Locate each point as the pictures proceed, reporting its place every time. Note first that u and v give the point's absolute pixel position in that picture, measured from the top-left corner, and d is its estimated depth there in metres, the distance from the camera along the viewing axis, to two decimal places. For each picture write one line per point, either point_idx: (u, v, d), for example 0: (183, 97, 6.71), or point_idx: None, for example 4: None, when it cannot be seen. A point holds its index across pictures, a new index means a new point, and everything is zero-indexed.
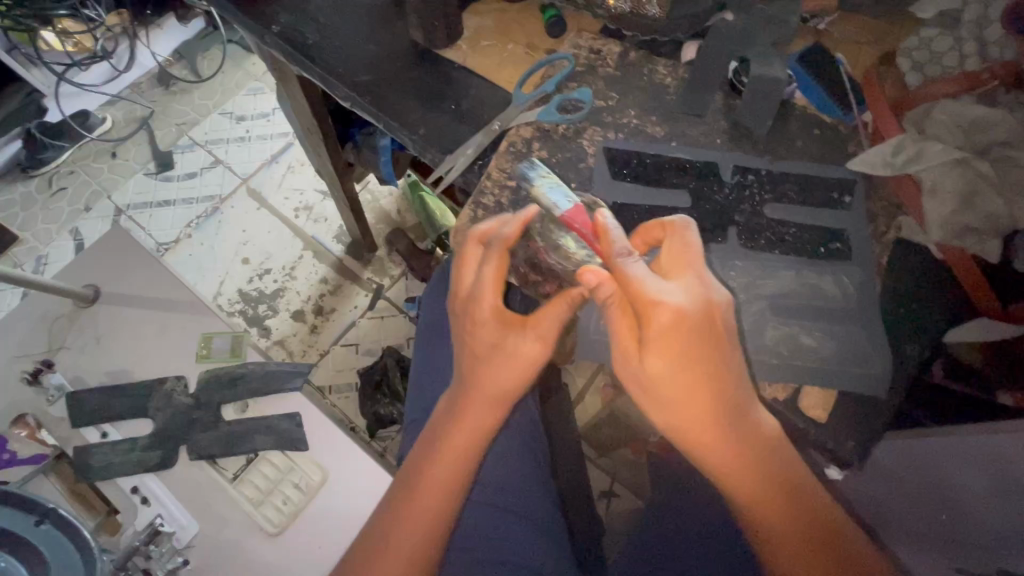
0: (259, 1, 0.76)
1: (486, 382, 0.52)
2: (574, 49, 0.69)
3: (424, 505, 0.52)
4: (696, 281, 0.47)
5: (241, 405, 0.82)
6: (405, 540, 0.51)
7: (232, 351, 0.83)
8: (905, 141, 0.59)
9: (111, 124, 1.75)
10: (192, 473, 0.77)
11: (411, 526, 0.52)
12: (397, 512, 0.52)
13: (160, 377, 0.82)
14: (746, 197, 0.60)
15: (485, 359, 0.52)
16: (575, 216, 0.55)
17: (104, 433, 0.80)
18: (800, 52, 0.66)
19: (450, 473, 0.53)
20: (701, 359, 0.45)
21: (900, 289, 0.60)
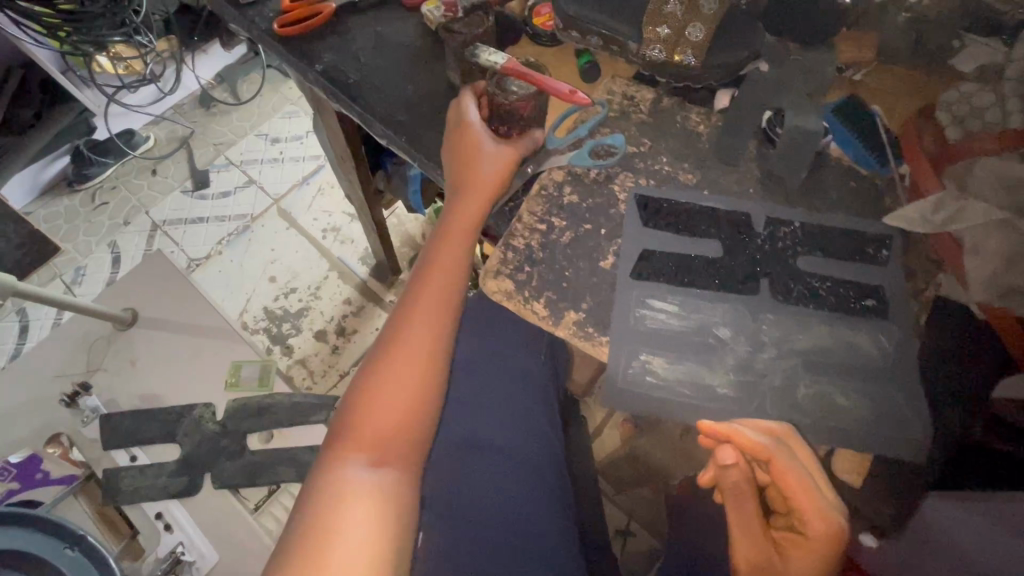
0: (304, 39, 0.79)
1: (480, 176, 0.61)
2: (608, 94, 0.70)
3: (437, 289, 0.57)
4: (825, 502, 0.50)
5: (265, 435, 0.89)
6: (419, 347, 0.54)
7: (261, 381, 0.91)
8: (946, 198, 0.58)
9: (154, 143, 1.83)
10: (216, 501, 0.83)
11: (417, 327, 0.55)
12: (402, 336, 0.55)
13: (190, 404, 0.88)
14: (780, 248, 0.59)
15: (475, 156, 0.62)
16: (512, 65, 0.64)
17: (132, 456, 0.86)
18: (834, 104, 0.67)
19: (446, 280, 0.58)
20: (830, 557, 0.50)
21: (946, 350, 0.56)
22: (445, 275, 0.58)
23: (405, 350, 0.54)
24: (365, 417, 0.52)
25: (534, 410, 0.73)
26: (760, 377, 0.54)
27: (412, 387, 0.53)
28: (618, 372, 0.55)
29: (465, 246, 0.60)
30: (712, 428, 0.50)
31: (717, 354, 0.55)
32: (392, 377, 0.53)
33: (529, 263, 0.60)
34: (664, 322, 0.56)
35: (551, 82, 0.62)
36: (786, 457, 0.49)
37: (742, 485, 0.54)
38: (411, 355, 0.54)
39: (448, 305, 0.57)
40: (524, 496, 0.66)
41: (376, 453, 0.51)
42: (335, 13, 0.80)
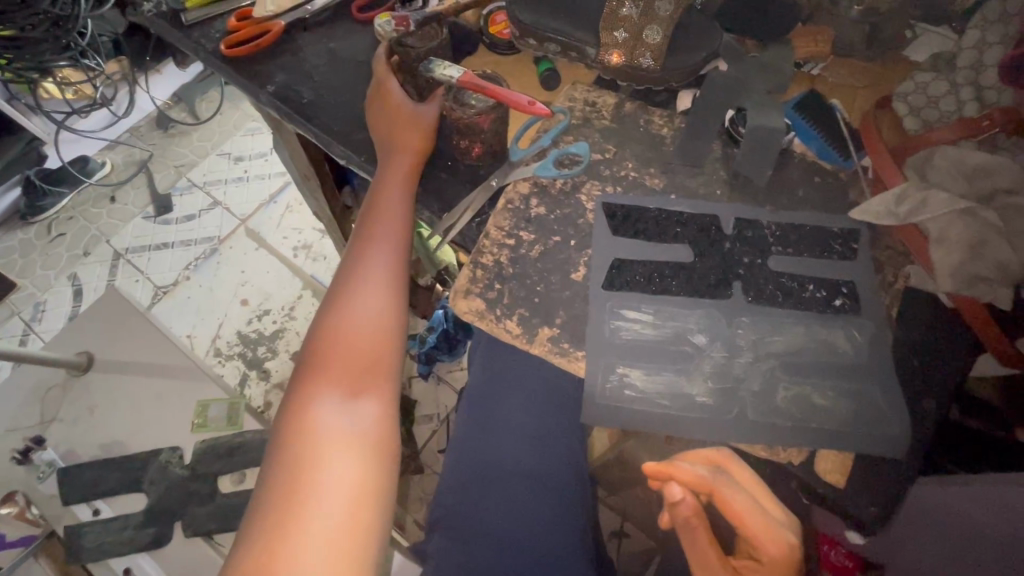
0: (253, 59, 0.76)
1: (411, 136, 0.63)
2: (569, 102, 0.69)
3: (386, 234, 0.59)
4: (774, 525, 0.52)
5: (237, 476, 0.86)
6: (374, 287, 0.55)
7: (230, 420, 0.87)
8: (908, 189, 0.58)
9: (110, 168, 1.77)
10: (188, 549, 0.80)
11: (369, 271, 0.56)
12: (355, 284, 0.56)
13: (156, 450, 0.85)
14: (749, 249, 0.59)
15: (399, 117, 0.63)
16: (469, 78, 0.60)
17: (96, 509, 0.82)
18: (795, 99, 0.66)
19: (395, 225, 0.59)
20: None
21: (915, 341, 0.56)
22: (391, 223, 0.59)
23: (360, 292, 0.55)
24: (330, 362, 0.52)
25: (567, 432, 0.63)
26: (738, 383, 0.53)
27: (374, 329, 0.54)
28: (595, 390, 0.53)
29: (408, 194, 0.61)
30: (655, 469, 0.55)
31: (694, 362, 0.54)
32: (348, 318, 0.54)
33: (500, 280, 0.59)
34: (640, 333, 0.55)
35: (510, 94, 0.59)
36: (725, 480, 0.53)
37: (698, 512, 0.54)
38: (367, 294, 0.55)
39: (397, 250, 0.58)
40: (549, 528, 0.57)
41: (347, 393, 0.50)
42: (284, 30, 0.78)
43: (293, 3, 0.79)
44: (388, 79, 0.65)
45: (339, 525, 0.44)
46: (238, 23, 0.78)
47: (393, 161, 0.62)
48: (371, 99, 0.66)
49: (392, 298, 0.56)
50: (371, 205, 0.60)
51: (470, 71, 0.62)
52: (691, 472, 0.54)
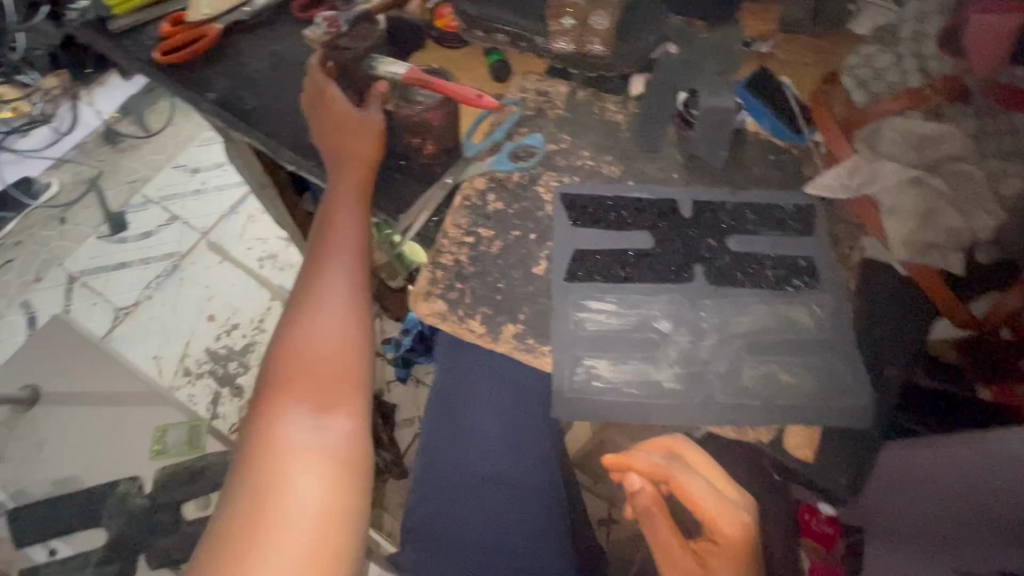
0: (191, 66, 0.73)
1: (359, 141, 0.60)
2: (521, 93, 0.67)
3: (342, 245, 0.56)
4: (728, 504, 0.53)
5: None
6: (332, 301, 0.53)
7: None
8: (859, 162, 0.59)
9: (58, 188, 1.68)
10: None
11: (327, 285, 0.54)
12: (317, 297, 0.53)
13: None
14: (710, 232, 0.59)
15: (343, 122, 0.60)
16: (415, 74, 0.59)
17: None
18: (746, 79, 0.67)
19: (350, 236, 0.57)
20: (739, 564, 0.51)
21: (875, 311, 0.57)
22: (346, 234, 0.57)
23: (318, 307, 0.53)
24: (294, 378, 0.49)
25: (539, 431, 0.62)
26: (704, 366, 0.53)
27: (339, 341, 0.51)
28: (563, 383, 0.53)
29: (362, 202, 0.59)
30: (614, 461, 0.57)
31: (660, 348, 0.53)
32: (307, 335, 0.51)
33: (460, 280, 0.58)
34: (604, 322, 0.55)
35: (458, 88, 0.58)
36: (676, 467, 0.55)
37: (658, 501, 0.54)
38: (325, 309, 0.53)
39: (356, 260, 0.56)
40: (529, 529, 0.56)
41: (315, 411, 0.48)
42: (221, 34, 0.75)
43: (230, 4, 0.75)
44: (326, 84, 0.60)
45: (311, 549, 0.42)
46: (172, 28, 0.74)
47: (343, 170, 0.60)
48: (313, 106, 0.62)
49: (353, 309, 0.53)
50: (328, 214, 0.58)
51: (416, 68, 0.60)
52: (646, 460, 0.55)
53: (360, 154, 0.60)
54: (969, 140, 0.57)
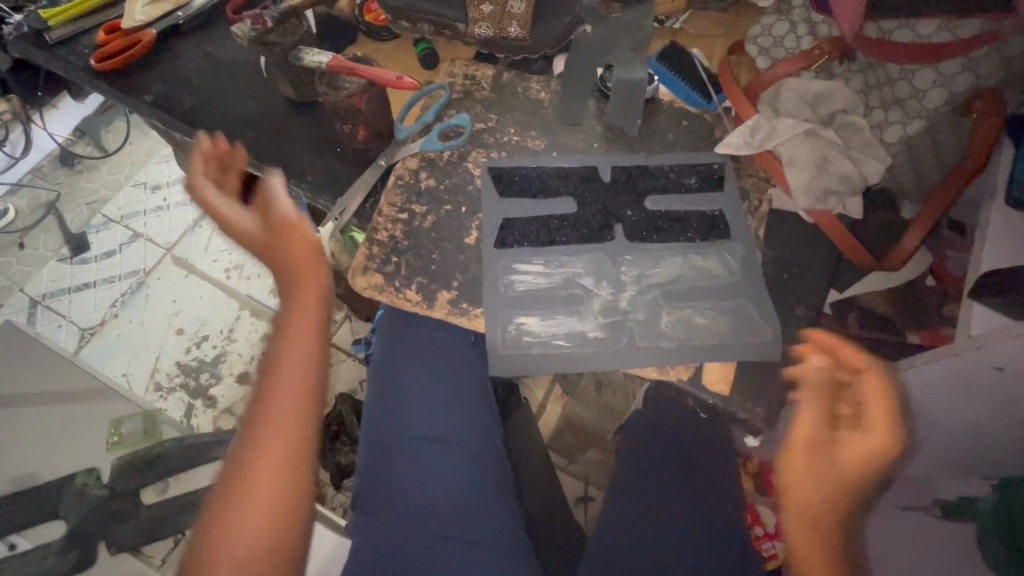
0: (128, 73, 0.75)
1: (288, 218, 0.55)
2: (449, 78, 0.71)
3: (292, 348, 0.51)
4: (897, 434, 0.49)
5: (161, 486, 0.83)
6: (285, 425, 0.48)
7: (147, 432, 0.87)
8: (761, 120, 0.63)
9: (15, 214, 1.70)
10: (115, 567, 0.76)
11: (277, 404, 0.48)
12: (276, 385, 0.50)
13: (71, 472, 0.81)
14: (629, 194, 0.63)
15: (272, 199, 0.56)
16: (338, 62, 0.62)
17: (13, 544, 0.77)
18: (659, 52, 0.72)
19: (300, 335, 0.52)
20: (855, 500, 0.46)
21: (780, 256, 0.62)
22: (299, 327, 0.52)
23: (265, 429, 0.48)
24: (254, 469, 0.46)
25: (476, 397, 0.67)
26: (625, 315, 0.57)
27: (300, 419, 0.49)
28: (497, 340, 0.56)
29: (320, 301, 0.54)
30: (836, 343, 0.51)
31: (585, 302, 0.57)
32: (252, 463, 0.47)
33: (396, 253, 0.61)
34: (533, 283, 0.58)
35: (375, 72, 0.61)
36: (817, 394, 0.49)
37: (811, 430, 0.48)
38: (274, 432, 0.48)
39: (310, 372, 0.50)
40: (470, 483, 0.62)
41: (276, 507, 0.46)
42: (157, 39, 0.77)
43: (163, 10, 0.78)
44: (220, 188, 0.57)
45: None
46: (107, 36, 0.76)
47: (288, 254, 0.54)
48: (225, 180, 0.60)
49: (305, 435, 0.49)
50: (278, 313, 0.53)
51: (340, 56, 0.63)
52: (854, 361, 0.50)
53: (298, 236, 0.55)
54: (855, 94, 0.62)
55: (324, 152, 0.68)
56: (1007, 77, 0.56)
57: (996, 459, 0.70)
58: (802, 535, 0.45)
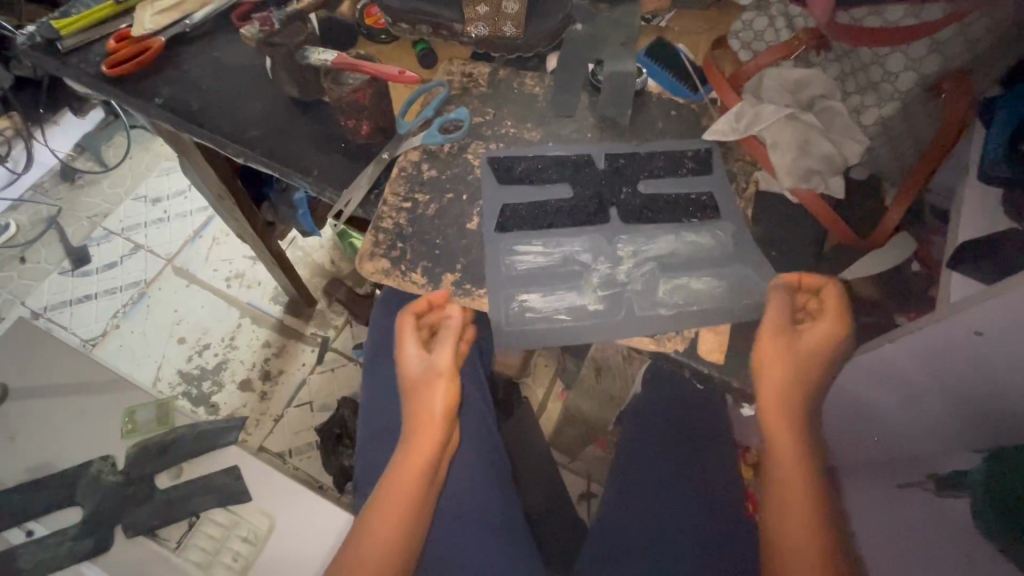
0: (138, 77, 0.78)
1: (428, 398, 0.58)
2: (447, 76, 0.74)
3: (398, 497, 0.56)
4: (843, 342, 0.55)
5: (174, 470, 0.75)
6: (388, 523, 0.54)
7: (161, 420, 0.78)
8: (745, 107, 0.66)
9: (16, 229, 1.72)
10: (129, 552, 0.69)
11: (382, 507, 0.55)
12: (395, 483, 0.56)
13: (86, 462, 0.74)
14: (622, 180, 0.66)
15: (422, 373, 0.59)
16: (341, 59, 0.64)
17: (29, 531, 0.71)
18: (647, 48, 0.75)
19: (404, 493, 0.56)
20: (808, 400, 0.55)
21: (766, 235, 0.65)
22: (399, 512, 0.55)
23: (371, 532, 0.54)
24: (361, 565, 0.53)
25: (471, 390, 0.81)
26: (624, 286, 0.59)
27: (407, 526, 0.55)
28: (501, 317, 0.58)
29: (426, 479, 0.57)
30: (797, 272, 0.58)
31: (583, 279, 0.60)
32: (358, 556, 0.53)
33: (401, 239, 0.63)
34: (533, 262, 0.61)
35: (381, 68, 0.64)
36: (784, 300, 0.56)
37: (779, 328, 0.55)
38: (379, 525, 0.54)
39: (414, 499, 0.56)
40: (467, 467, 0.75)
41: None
42: (166, 46, 0.80)
43: (171, 19, 0.81)
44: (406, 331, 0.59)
45: None
46: (118, 44, 0.79)
47: (418, 429, 0.58)
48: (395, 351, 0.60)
49: (403, 538, 0.55)
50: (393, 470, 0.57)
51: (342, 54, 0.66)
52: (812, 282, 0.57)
53: (432, 398, 0.58)
54: (833, 81, 0.66)
55: (330, 147, 0.71)
56: (974, 58, 0.60)
57: (986, 428, 0.71)
58: (780, 432, 0.54)
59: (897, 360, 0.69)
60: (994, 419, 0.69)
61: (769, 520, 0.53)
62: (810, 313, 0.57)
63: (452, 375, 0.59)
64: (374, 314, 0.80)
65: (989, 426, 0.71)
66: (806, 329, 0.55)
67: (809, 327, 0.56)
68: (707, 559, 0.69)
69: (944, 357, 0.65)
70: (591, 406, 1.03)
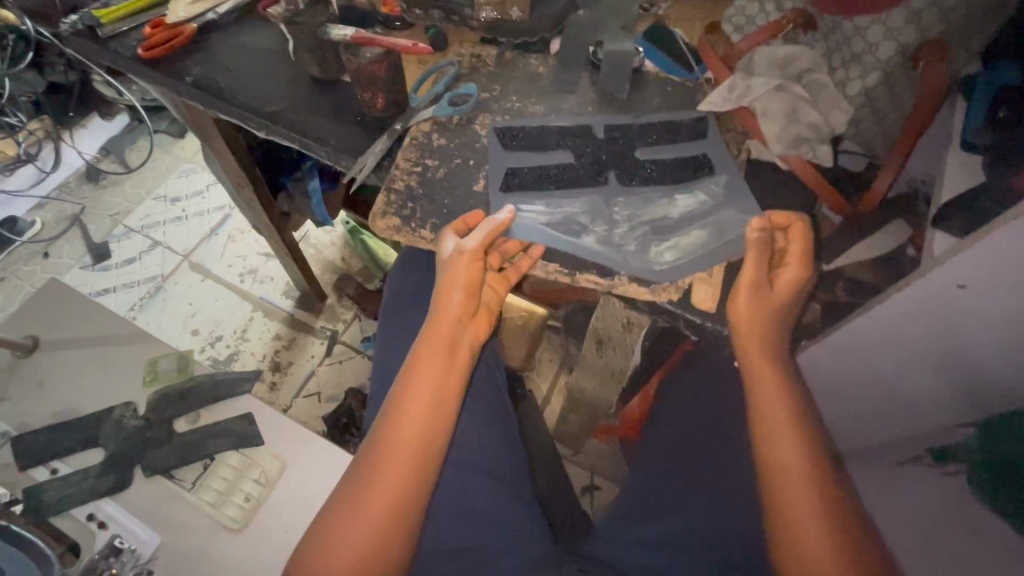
0: (169, 59, 0.84)
1: (459, 276, 0.60)
2: (457, 57, 0.79)
3: (425, 376, 0.58)
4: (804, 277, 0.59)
5: (193, 416, 0.78)
6: (419, 399, 0.57)
7: (181, 369, 0.80)
8: (737, 80, 0.70)
9: (41, 226, 1.79)
10: (146, 491, 0.72)
11: (415, 386, 0.58)
12: (419, 370, 0.58)
13: (109, 407, 0.78)
14: (620, 148, 0.70)
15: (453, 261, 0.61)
16: (360, 34, 0.72)
17: (53, 469, 0.74)
18: (645, 32, 0.79)
19: (431, 371, 0.58)
20: (780, 353, 0.59)
21: (759, 200, 0.68)
22: (428, 387, 0.58)
23: (404, 409, 0.57)
24: (386, 451, 0.55)
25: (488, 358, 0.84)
26: (619, 243, 0.63)
27: (427, 414, 0.57)
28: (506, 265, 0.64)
29: (452, 362, 0.60)
30: (777, 215, 0.61)
31: (579, 231, 0.64)
32: (394, 428, 0.56)
33: (411, 200, 0.67)
34: (537, 217, 0.66)
35: (393, 40, 0.72)
36: (762, 247, 0.58)
37: (755, 283, 0.58)
38: (412, 397, 0.57)
39: (442, 378, 0.58)
40: (479, 434, 0.77)
41: (405, 468, 0.55)
42: (196, 32, 0.86)
43: (202, 8, 0.87)
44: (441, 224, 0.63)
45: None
46: (153, 31, 0.85)
47: (448, 312, 0.60)
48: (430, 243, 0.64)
49: (433, 414, 0.57)
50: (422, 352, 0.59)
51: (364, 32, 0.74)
52: (795, 229, 0.60)
53: (461, 279, 0.60)
54: (818, 56, 0.71)
55: (347, 120, 0.76)
56: (949, 29, 0.64)
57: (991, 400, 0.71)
58: (765, 382, 0.58)
59: (880, 338, 0.71)
60: (995, 393, 0.69)
61: (762, 456, 0.56)
62: (779, 257, 0.62)
63: (480, 255, 0.60)
64: (395, 274, 0.85)
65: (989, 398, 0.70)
66: (782, 270, 0.60)
67: (780, 273, 0.60)
68: (708, 516, 0.70)
69: (937, 322, 0.65)
70: (594, 386, 1.05)
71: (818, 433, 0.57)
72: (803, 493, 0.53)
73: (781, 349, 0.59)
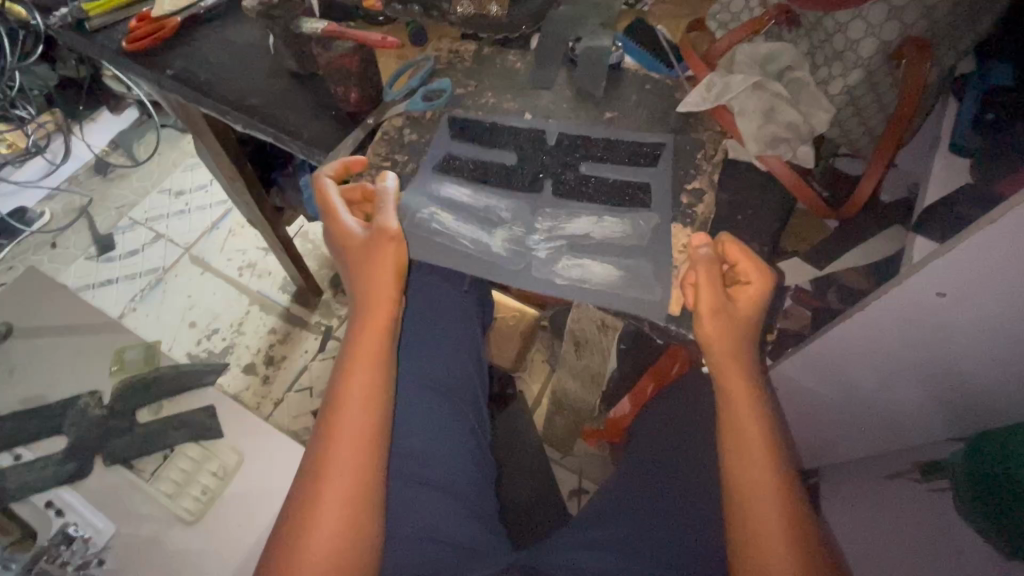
0: (153, 51, 0.84)
1: (381, 259, 0.61)
2: (435, 52, 0.78)
3: (363, 360, 0.60)
4: (763, 292, 0.56)
5: (155, 407, 0.82)
6: (360, 383, 0.58)
7: (147, 360, 0.84)
8: (715, 78, 0.68)
9: (49, 217, 1.81)
10: (108, 479, 0.75)
11: (353, 375, 0.59)
12: (343, 389, 0.58)
13: (76, 394, 0.81)
14: (567, 159, 0.68)
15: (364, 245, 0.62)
16: (331, 27, 0.70)
17: (18, 455, 0.78)
18: (627, 30, 0.77)
19: (368, 355, 0.60)
20: (748, 358, 0.56)
21: (733, 200, 0.66)
22: (366, 370, 0.59)
23: (346, 398, 0.58)
24: (333, 446, 0.56)
25: (465, 355, 0.81)
26: (528, 251, 0.62)
27: (364, 416, 0.57)
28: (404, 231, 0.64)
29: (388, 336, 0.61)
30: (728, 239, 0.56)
31: (495, 226, 0.64)
32: (337, 422, 0.57)
33: None
34: (458, 196, 0.66)
35: (365, 35, 0.70)
36: (710, 265, 0.55)
37: (716, 301, 0.54)
38: (353, 383, 0.58)
39: (379, 360, 0.60)
40: (448, 429, 0.74)
41: (355, 450, 0.56)
42: (180, 25, 0.87)
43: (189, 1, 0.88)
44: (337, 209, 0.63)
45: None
46: (138, 24, 0.86)
47: (376, 290, 0.61)
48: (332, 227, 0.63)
49: (375, 393, 0.59)
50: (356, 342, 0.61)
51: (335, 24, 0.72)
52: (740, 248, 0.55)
53: (381, 259, 0.61)
54: (801, 54, 0.69)
55: (322, 114, 0.75)
56: (935, 26, 0.61)
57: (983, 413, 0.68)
58: (736, 387, 0.55)
59: (863, 346, 0.67)
60: (986, 406, 0.66)
61: (727, 466, 0.54)
62: (732, 274, 0.58)
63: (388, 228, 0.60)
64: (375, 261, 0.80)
65: (980, 412, 0.67)
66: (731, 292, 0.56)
67: (739, 291, 0.56)
68: (675, 523, 0.68)
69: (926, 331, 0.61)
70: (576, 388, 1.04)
71: (782, 443, 0.55)
72: (768, 502, 0.51)
73: (750, 356, 0.57)
